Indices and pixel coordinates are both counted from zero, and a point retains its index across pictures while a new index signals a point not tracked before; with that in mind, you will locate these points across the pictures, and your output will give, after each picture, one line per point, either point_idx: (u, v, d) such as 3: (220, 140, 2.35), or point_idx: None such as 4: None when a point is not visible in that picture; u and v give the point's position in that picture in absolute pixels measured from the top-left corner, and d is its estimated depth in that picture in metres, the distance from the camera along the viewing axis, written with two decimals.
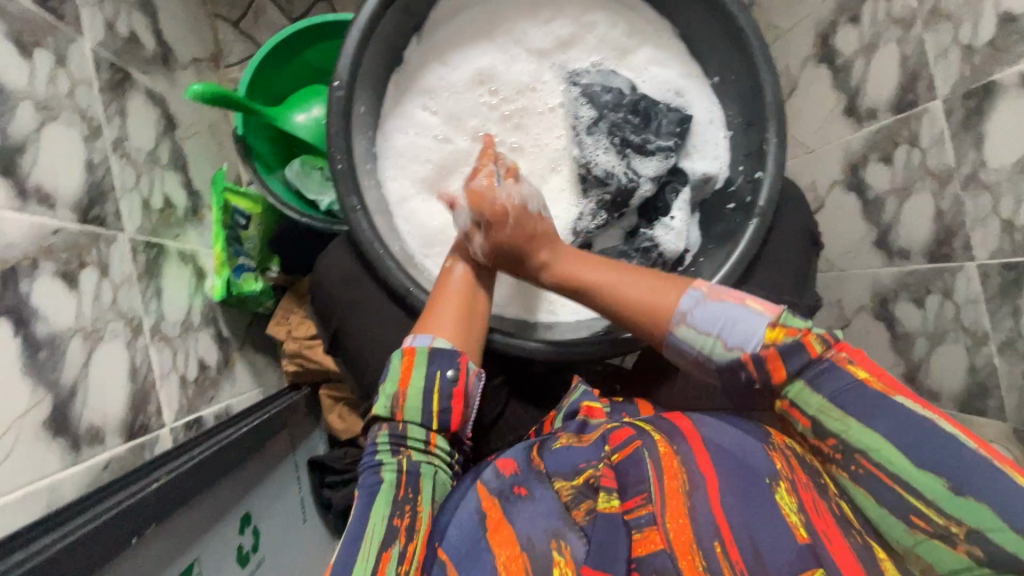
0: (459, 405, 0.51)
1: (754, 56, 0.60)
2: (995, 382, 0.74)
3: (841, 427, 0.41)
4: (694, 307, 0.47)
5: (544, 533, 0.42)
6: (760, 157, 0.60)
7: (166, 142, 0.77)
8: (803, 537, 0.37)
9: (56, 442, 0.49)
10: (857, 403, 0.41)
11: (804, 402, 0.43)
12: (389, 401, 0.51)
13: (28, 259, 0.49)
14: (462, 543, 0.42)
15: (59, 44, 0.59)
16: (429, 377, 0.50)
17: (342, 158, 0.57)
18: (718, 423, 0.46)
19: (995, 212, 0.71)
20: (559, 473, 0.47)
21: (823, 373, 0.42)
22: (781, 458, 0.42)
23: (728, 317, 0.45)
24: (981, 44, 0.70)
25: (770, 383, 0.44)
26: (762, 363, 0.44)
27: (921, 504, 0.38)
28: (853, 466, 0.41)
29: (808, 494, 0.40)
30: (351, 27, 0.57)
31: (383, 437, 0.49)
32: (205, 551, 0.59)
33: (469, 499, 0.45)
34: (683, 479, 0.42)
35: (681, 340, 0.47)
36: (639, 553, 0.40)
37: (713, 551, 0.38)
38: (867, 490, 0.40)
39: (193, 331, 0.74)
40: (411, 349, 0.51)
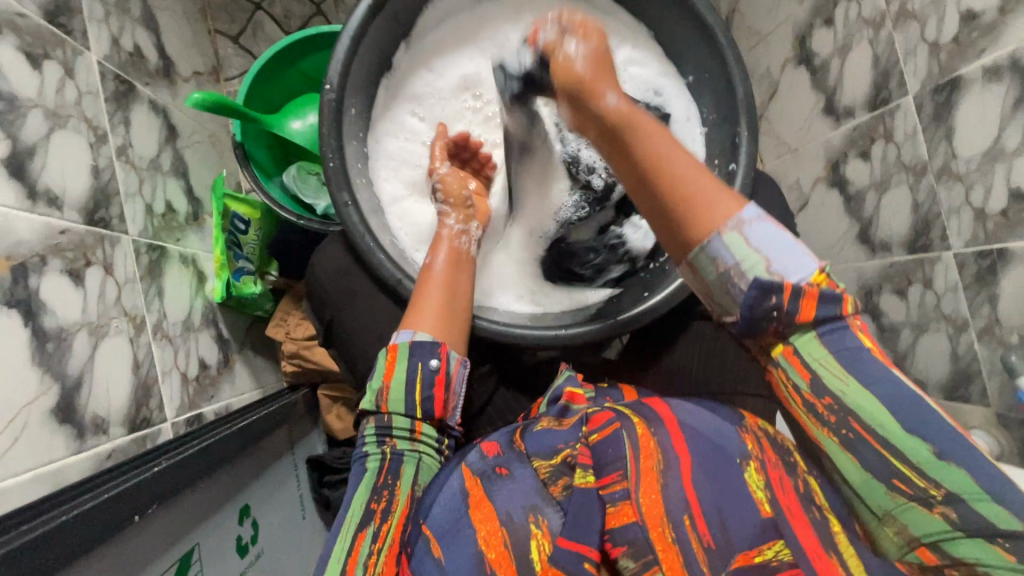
0: (441, 393, 0.54)
1: (725, 53, 0.62)
2: (977, 368, 0.76)
3: (841, 386, 0.38)
4: (753, 220, 0.40)
5: (522, 509, 0.43)
6: (734, 150, 0.63)
7: (167, 150, 0.80)
8: (767, 512, 0.40)
9: (62, 430, 0.51)
10: (861, 365, 0.38)
11: (810, 353, 0.39)
12: (374, 395, 0.53)
13: (37, 256, 0.52)
14: (445, 521, 0.44)
15: (68, 57, 0.63)
16: (411, 369, 0.53)
17: (333, 157, 0.60)
18: (696, 409, 0.48)
19: (968, 202, 0.74)
20: (538, 452, 0.47)
21: (838, 330, 0.39)
22: (752, 440, 0.45)
23: (778, 243, 0.39)
24: (946, 41, 0.73)
25: (792, 319, 0.39)
26: (798, 297, 0.38)
27: (905, 468, 0.37)
28: (843, 430, 0.38)
29: (775, 472, 0.42)
30: (341, 34, 0.60)
31: (371, 429, 0.52)
32: (204, 536, 0.61)
33: (453, 479, 0.47)
34: (658, 458, 0.43)
35: (721, 245, 0.40)
36: (612, 525, 0.41)
37: (682, 524, 0.40)
38: (853, 455, 0.39)
39: (194, 331, 0.76)
40: (393, 344, 0.54)
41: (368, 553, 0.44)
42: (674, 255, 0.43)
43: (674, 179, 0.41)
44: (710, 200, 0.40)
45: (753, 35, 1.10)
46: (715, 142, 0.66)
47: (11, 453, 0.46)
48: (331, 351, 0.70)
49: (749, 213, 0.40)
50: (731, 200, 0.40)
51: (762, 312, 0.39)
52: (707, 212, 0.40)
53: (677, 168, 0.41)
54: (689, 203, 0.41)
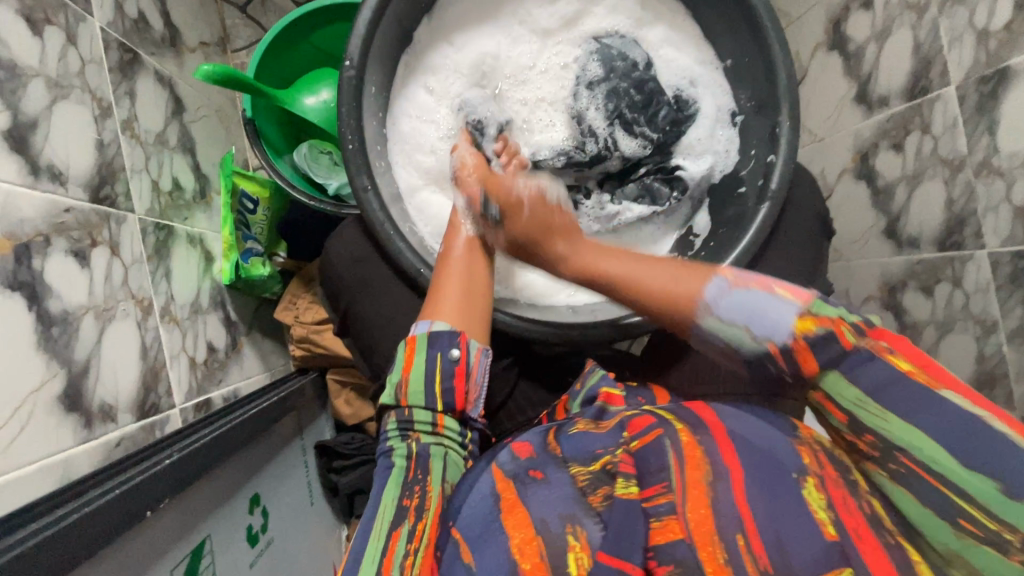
0: (461, 386, 0.51)
1: (768, 37, 0.58)
2: (1003, 371, 0.74)
3: (881, 423, 0.39)
4: (718, 297, 0.43)
5: (559, 517, 0.41)
6: (773, 141, 0.60)
7: (174, 124, 0.77)
8: (831, 536, 0.37)
9: (70, 418, 0.49)
10: (900, 399, 0.38)
11: (840, 394, 0.40)
12: (394, 389, 0.52)
13: (40, 236, 0.49)
14: (474, 524, 0.43)
15: (70, 23, 0.59)
16: (430, 360, 0.51)
17: (353, 138, 0.57)
18: (741, 416, 0.46)
19: (1007, 199, 0.71)
20: (576, 458, 0.46)
21: (861, 364, 0.39)
22: (809, 453, 0.42)
23: (757, 308, 0.42)
24: (996, 28, 0.69)
25: (797, 373, 0.41)
26: (791, 355, 0.41)
27: (968, 505, 0.36)
28: (892, 464, 0.39)
29: (837, 491, 0.40)
30: (362, 6, 0.56)
31: (393, 424, 0.51)
32: (215, 527, 0.60)
33: (483, 481, 0.46)
34: (706, 469, 0.41)
35: (707, 332, 0.44)
36: (657, 541, 0.39)
37: (735, 543, 0.38)
38: (908, 489, 0.38)
39: (202, 314, 0.74)
40: (411, 336, 0.52)
41: (405, 553, 0.42)
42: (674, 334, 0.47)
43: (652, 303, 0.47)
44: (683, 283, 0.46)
45: (783, 18, 1.05)
46: (754, 131, 0.63)
47: (15, 443, 0.44)
48: (346, 339, 0.68)
49: (718, 287, 0.44)
50: (696, 279, 0.45)
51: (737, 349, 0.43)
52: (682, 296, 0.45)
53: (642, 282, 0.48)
54: (677, 303, 0.45)
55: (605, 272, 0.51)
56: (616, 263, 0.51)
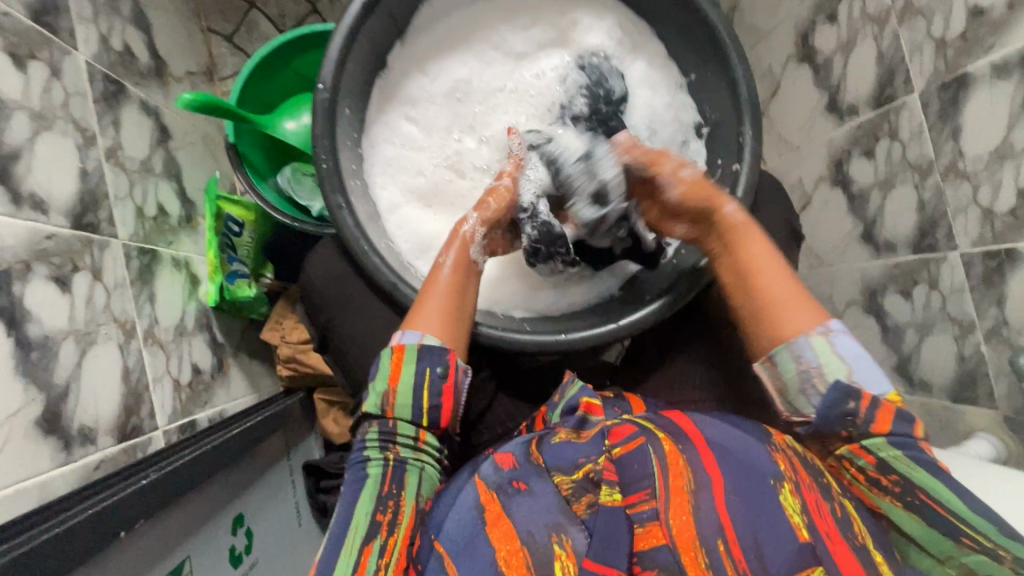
0: (449, 402, 0.53)
1: (728, 51, 0.60)
2: (983, 370, 0.76)
3: (908, 470, 0.44)
4: (837, 335, 0.49)
5: (544, 528, 0.43)
6: (737, 149, 0.61)
7: (159, 151, 0.79)
8: (803, 537, 0.39)
9: (48, 441, 0.49)
10: (926, 458, 0.45)
11: (878, 447, 0.46)
12: (379, 399, 0.52)
13: (20, 263, 0.50)
14: (459, 536, 0.44)
15: (54, 57, 0.61)
16: (418, 373, 0.53)
17: (327, 158, 0.58)
18: (721, 424, 0.47)
19: (975, 201, 0.73)
20: (559, 467, 0.46)
21: (906, 439, 0.46)
22: (785, 459, 0.43)
23: (859, 358, 0.49)
24: (953, 37, 0.71)
25: (867, 427, 0.46)
26: (875, 407, 0.46)
27: (971, 531, 0.42)
28: (909, 497, 0.44)
29: (810, 495, 0.41)
30: (334, 33, 0.58)
31: (373, 433, 0.52)
32: (196, 547, 0.60)
33: (467, 494, 0.46)
34: (688, 478, 0.42)
35: (810, 348, 0.49)
36: (640, 547, 0.41)
37: (716, 549, 0.39)
38: (918, 516, 0.44)
39: (187, 336, 0.75)
40: (399, 347, 0.53)
41: (377, 568, 0.45)
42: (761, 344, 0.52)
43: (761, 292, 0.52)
44: (790, 311, 0.51)
45: (754, 33, 1.08)
46: (721, 141, 0.64)
47: None
48: (325, 357, 0.69)
49: (836, 327, 0.50)
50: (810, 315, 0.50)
51: (839, 414, 0.47)
52: (789, 318, 0.51)
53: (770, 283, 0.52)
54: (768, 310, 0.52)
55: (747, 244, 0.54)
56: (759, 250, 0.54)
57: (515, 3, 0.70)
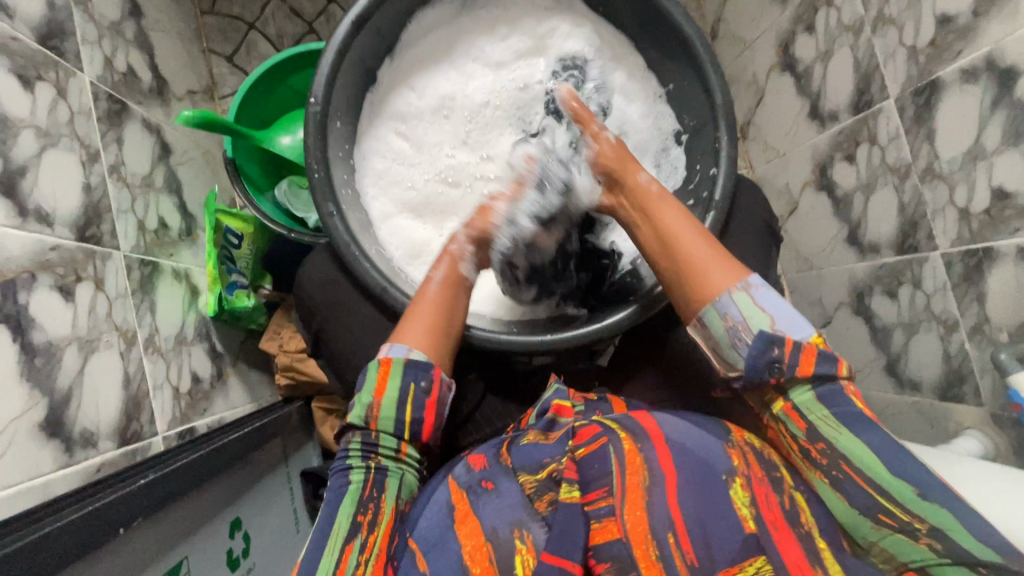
0: (431, 416, 0.55)
1: (703, 60, 0.63)
2: (969, 368, 0.77)
3: (834, 435, 0.46)
4: (757, 287, 0.51)
5: (507, 524, 0.45)
6: (715, 155, 0.64)
7: (160, 167, 0.82)
8: (751, 528, 0.41)
9: (50, 443, 0.51)
10: (852, 421, 0.46)
11: (808, 409, 0.48)
12: (363, 410, 0.54)
13: (26, 272, 0.53)
14: (431, 532, 0.46)
15: (60, 78, 0.64)
16: (403, 388, 0.54)
17: (319, 169, 0.60)
18: (680, 423, 0.49)
19: (952, 202, 0.75)
20: (524, 467, 0.48)
21: (834, 392, 0.48)
22: (739, 456, 0.46)
23: (779, 307, 0.50)
24: (923, 44, 0.74)
25: (793, 371, 0.48)
26: (797, 352, 0.48)
27: (890, 502, 0.44)
28: (834, 471, 0.46)
29: (761, 488, 0.44)
30: (325, 50, 0.61)
31: (355, 443, 0.53)
32: (194, 548, 0.61)
33: (440, 493, 0.48)
34: (644, 475, 0.44)
35: (732, 304, 0.51)
36: (596, 541, 0.42)
37: (667, 541, 0.41)
38: (841, 491, 0.45)
39: (187, 345, 0.77)
40: (385, 359, 0.55)
41: (355, 565, 0.45)
42: (687, 310, 0.54)
43: (688, 250, 0.54)
44: (714, 269, 0.53)
45: (738, 44, 1.11)
46: (699, 146, 0.66)
47: None
48: (320, 362, 0.71)
49: (755, 280, 0.52)
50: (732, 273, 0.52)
51: (767, 362, 0.49)
52: (714, 279, 0.52)
53: (689, 246, 0.54)
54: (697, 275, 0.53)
55: (663, 211, 0.57)
56: (676, 220, 0.56)
57: (492, 17, 0.73)
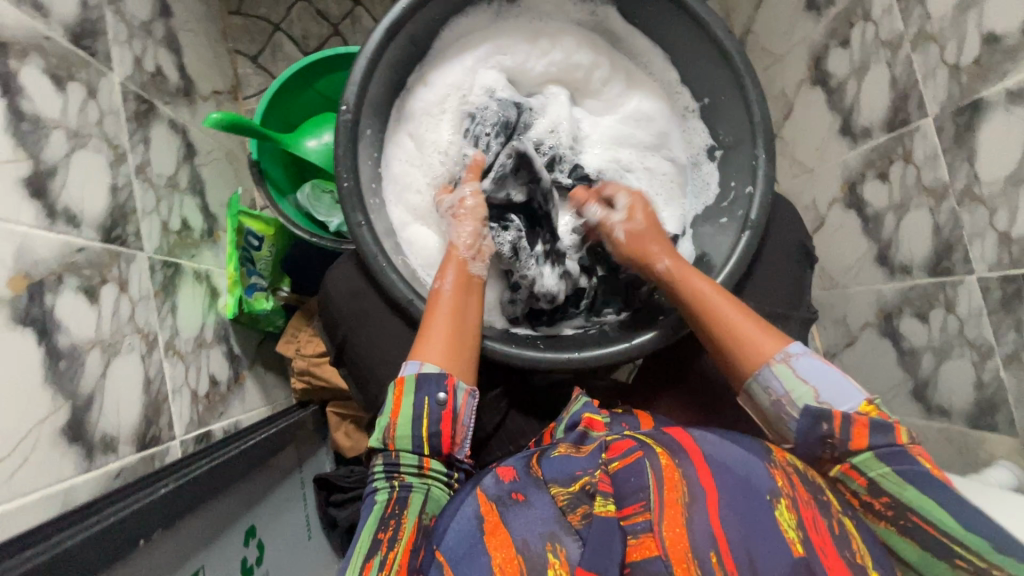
0: (448, 429, 0.53)
1: (742, 75, 0.61)
2: (1003, 397, 0.75)
3: (899, 489, 0.45)
4: (799, 355, 0.52)
5: (539, 536, 0.44)
6: (751, 173, 0.62)
7: (185, 167, 0.81)
8: (798, 552, 0.40)
9: (72, 448, 0.51)
10: (920, 478, 0.45)
11: (868, 465, 0.46)
12: (383, 431, 0.54)
13: (53, 274, 0.52)
14: (459, 546, 0.45)
15: (91, 78, 0.64)
16: (418, 404, 0.53)
17: (348, 177, 0.59)
18: (719, 440, 0.49)
19: (992, 225, 0.72)
20: (556, 479, 0.49)
21: (895, 452, 0.46)
22: (782, 477, 0.45)
23: (827, 379, 0.51)
24: (967, 63, 0.72)
25: (845, 445, 0.48)
26: (848, 425, 0.48)
27: (965, 552, 0.42)
28: (902, 520, 0.45)
29: (807, 511, 0.43)
30: (358, 56, 0.60)
31: (379, 466, 0.53)
32: (209, 559, 0.60)
33: (468, 505, 0.47)
34: (682, 491, 0.43)
35: (775, 378, 0.52)
36: (633, 558, 0.41)
37: (708, 561, 0.39)
38: (912, 539, 0.44)
39: (205, 347, 0.76)
40: (400, 378, 0.54)
41: None
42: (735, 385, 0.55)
43: (727, 331, 0.55)
44: (757, 339, 0.54)
45: (768, 56, 1.09)
46: (735, 163, 0.65)
47: (19, 472, 0.45)
48: (341, 370, 0.70)
49: (797, 348, 0.52)
50: (774, 340, 0.53)
51: (817, 438, 0.49)
52: (756, 348, 0.53)
53: (732, 320, 0.55)
54: (741, 341, 0.54)
55: (695, 288, 0.57)
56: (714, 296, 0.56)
57: (535, 28, 0.71)
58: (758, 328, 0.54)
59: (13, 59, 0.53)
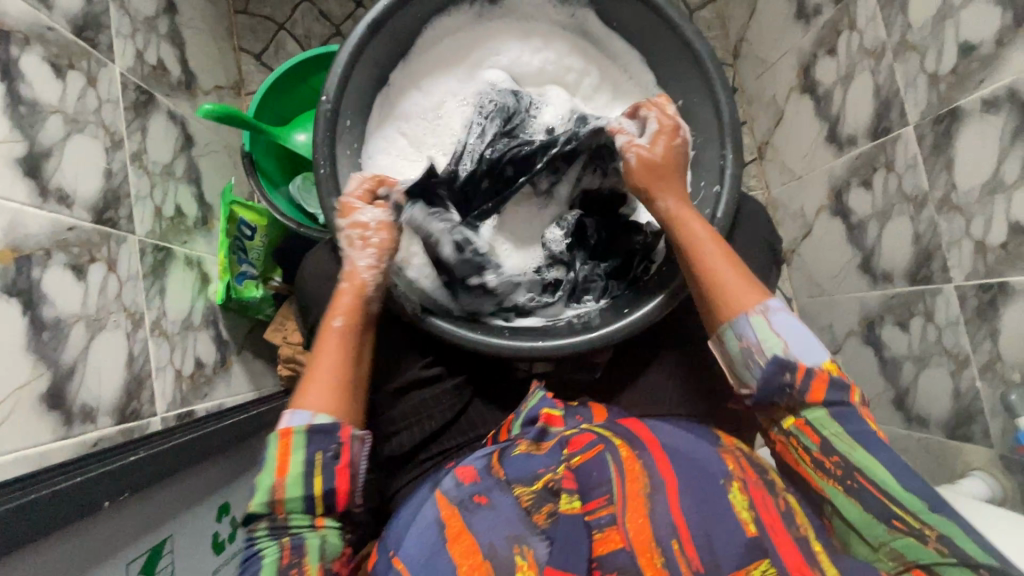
0: (343, 482, 0.52)
1: (711, 77, 0.63)
2: (979, 407, 0.74)
3: (847, 448, 0.50)
4: (775, 310, 0.54)
5: (505, 539, 0.45)
6: (719, 173, 0.64)
7: (182, 157, 0.85)
8: (751, 532, 0.43)
9: (50, 415, 0.53)
10: (866, 437, 0.50)
11: (822, 424, 0.51)
12: (265, 494, 0.51)
13: (42, 250, 0.55)
14: (420, 552, 0.46)
15: (92, 68, 0.67)
16: (308, 461, 0.51)
17: (325, 164, 0.62)
18: (676, 431, 0.54)
19: (968, 234, 0.72)
20: (519, 479, 0.50)
21: (844, 411, 0.51)
22: (732, 460, 0.50)
23: (796, 332, 0.53)
24: (945, 72, 0.72)
25: (802, 395, 0.52)
26: (808, 378, 0.52)
27: (903, 512, 0.47)
28: (849, 480, 0.49)
29: (757, 492, 0.46)
30: (340, 51, 0.63)
31: (262, 527, 0.51)
32: (179, 529, 0.63)
33: (429, 509, 0.49)
34: (643, 482, 0.47)
35: (751, 326, 0.54)
36: (599, 552, 0.45)
37: (670, 548, 0.43)
38: (855, 498, 0.49)
39: (193, 330, 0.79)
40: (286, 433, 0.51)
41: None
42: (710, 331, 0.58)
43: (709, 278, 0.57)
44: (736, 294, 0.56)
45: (760, 64, 1.11)
46: (704, 163, 0.66)
47: None
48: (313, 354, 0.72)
49: (775, 303, 0.54)
50: (757, 295, 0.55)
51: (779, 385, 0.52)
52: (732, 308, 0.55)
53: (712, 266, 0.57)
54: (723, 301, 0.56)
55: (691, 230, 0.59)
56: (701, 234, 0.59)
57: (526, 28, 0.74)
58: (738, 279, 0.56)
59: (15, 47, 0.56)
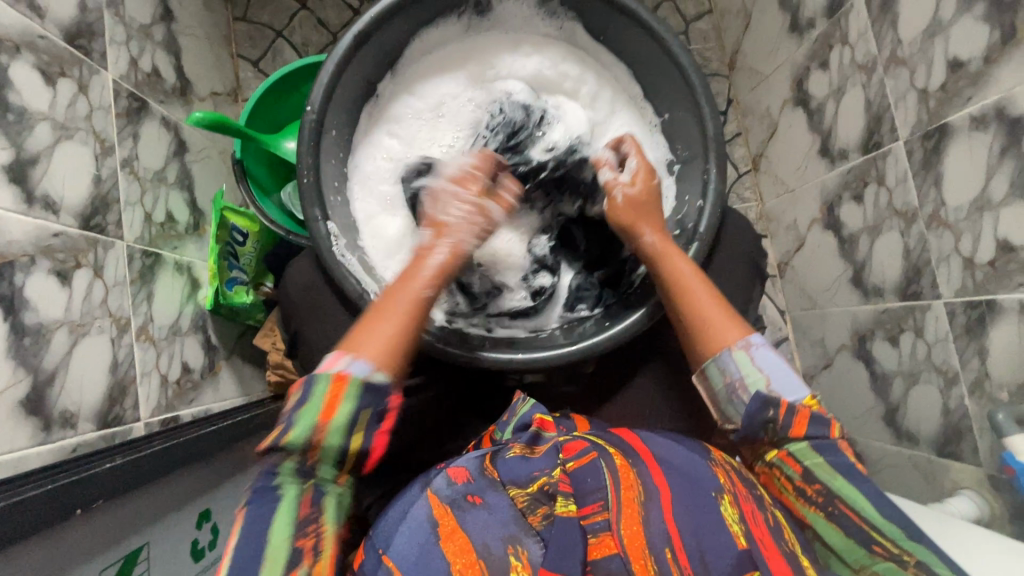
0: (381, 446, 0.48)
1: (696, 93, 0.63)
2: (968, 425, 0.74)
3: (830, 478, 0.49)
4: (757, 346, 0.55)
5: (500, 540, 0.45)
6: (703, 187, 0.64)
7: (174, 163, 0.85)
8: (742, 544, 0.43)
9: (29, 420, 0.54)
10: (849, 469, 0.49)
11: (803, 454, 0.50)
12: (307, 429, 0.45)
13: (26, 256, 0.56)
14: (410, 548, 0.44)
15: (83, 75, 0.68)
16: (356, 413, 0.47)
17: (309, 174, 0.62)
18: (668, 443, 0.53)
19: (957, 250, 0.72)
20: (514, 481, 0.50)
21: (827, 446, 0.50)
22: (722, 473, 0.49)
23: (779, 369, 0.54)
24: (934, 88, 0.72)
25: (785, 432, 0.51)
26: (791, 414, 0.51)
27: (881, 537, 0.47)
28: (830, 506, 0.49)
29: (747, 506, 0.46)
30: (326, 61, 0.63)
31: (289, 464, 0.45)
32: (157, 535, 0.62)
33: (420, 506, 0.47)
34: (638, 490, 0.47)
35: (733, 361, 0.54)
36: (593, 556, 0.45)
37: (664, 556, 0.43)
38: (836, 524, 0.49)
39: (181, 335, 0.80)
40: (345, 379, 0.47)
41: None
42: (694, 365, 0.58)
43: (693, 311, 0.58)
44: (718, 325, 0.56)
45: (755, 76, 1.11)
46: (689, 177, 0.66)
47: None
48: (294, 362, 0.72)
49: (755, 339, 0.55)
50: (736, 331, 0.56)
51: (761, 421, 0.52)
52: (718, 337, 0.56)
53: (698, 304, 0.58)
54: (704, 328, 0.57)
55: (673, 266, 0.60)
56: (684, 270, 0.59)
57: (519, 37, 0.74)
58: (723, 316, 0.57)
59: (4, 55, 0.57)
